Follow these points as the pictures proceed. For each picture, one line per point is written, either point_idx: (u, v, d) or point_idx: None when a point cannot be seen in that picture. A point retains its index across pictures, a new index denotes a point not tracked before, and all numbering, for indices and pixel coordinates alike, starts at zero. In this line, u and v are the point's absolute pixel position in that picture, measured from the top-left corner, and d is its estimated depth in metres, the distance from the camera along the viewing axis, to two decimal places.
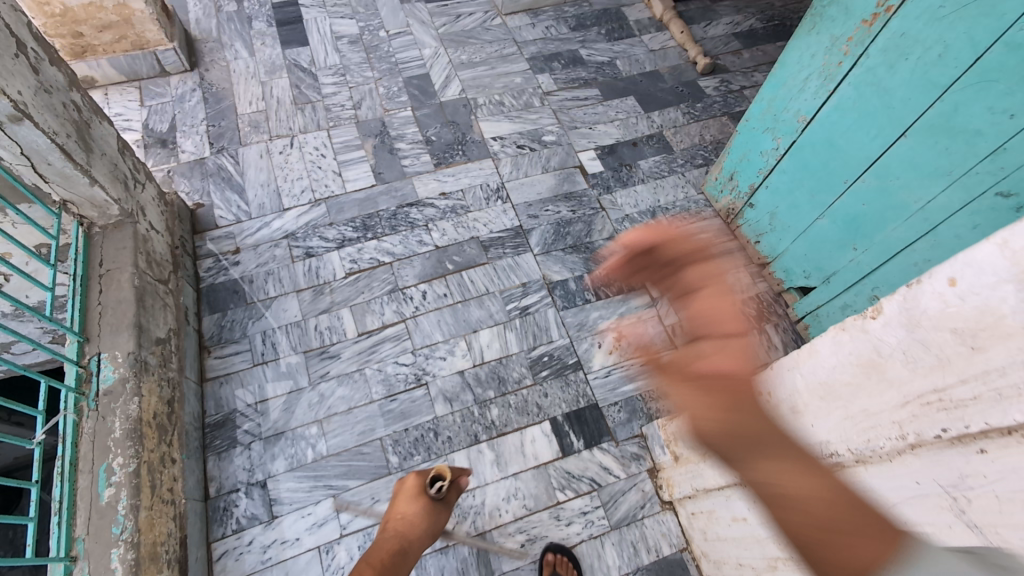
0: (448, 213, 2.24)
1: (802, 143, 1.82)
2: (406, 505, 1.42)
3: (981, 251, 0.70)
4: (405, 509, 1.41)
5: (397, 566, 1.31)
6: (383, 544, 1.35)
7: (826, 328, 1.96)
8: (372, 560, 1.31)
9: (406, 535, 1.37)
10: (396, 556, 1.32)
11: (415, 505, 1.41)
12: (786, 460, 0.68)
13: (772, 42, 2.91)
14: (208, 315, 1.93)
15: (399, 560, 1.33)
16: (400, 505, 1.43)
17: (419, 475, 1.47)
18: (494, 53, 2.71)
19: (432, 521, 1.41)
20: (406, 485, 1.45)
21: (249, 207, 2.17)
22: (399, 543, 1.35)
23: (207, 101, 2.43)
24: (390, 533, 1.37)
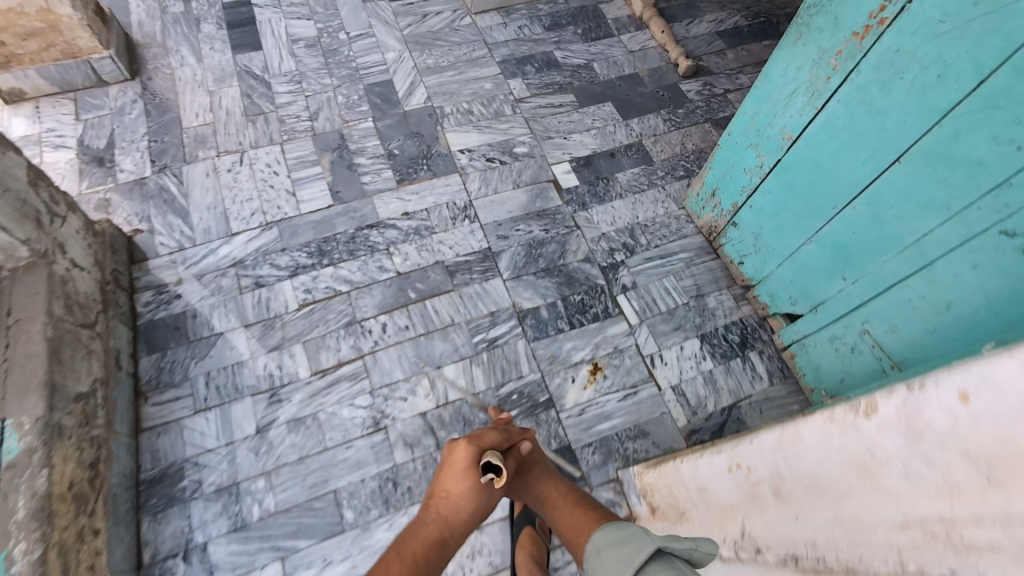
0: (411, 235, 2.08)
1: (787, 162, 1.68)
2: (453, 484, 1.21)
3: (1000, 369, 0.61)
4: (451, 487, 1.21)
5: (435, 558, 1.13)
6: (420, 531, 1.16)
7: (813, 359, 1.83)
8: (407, 548, 1.12)
9: (447, 519, 1.19)
10: (434, 546, 1.14)
11: (463, 483, 1.20)
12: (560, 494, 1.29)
13: (757, 41, 2.75)
14: (145, 356, 1.77)
15: (438, 552, 1.14)
16: (448, 482, 1.22)
17: (472, 445, 1.24)
18: (463, 57, 2.54)
19: (481, 501, 1.22)
20: (456, 457, 1.23)
21: (194, 232, 2.00)
22: (438, 530, 1.17)
23: (149, 114, 2.23)
24: (431, 516, 1.19)
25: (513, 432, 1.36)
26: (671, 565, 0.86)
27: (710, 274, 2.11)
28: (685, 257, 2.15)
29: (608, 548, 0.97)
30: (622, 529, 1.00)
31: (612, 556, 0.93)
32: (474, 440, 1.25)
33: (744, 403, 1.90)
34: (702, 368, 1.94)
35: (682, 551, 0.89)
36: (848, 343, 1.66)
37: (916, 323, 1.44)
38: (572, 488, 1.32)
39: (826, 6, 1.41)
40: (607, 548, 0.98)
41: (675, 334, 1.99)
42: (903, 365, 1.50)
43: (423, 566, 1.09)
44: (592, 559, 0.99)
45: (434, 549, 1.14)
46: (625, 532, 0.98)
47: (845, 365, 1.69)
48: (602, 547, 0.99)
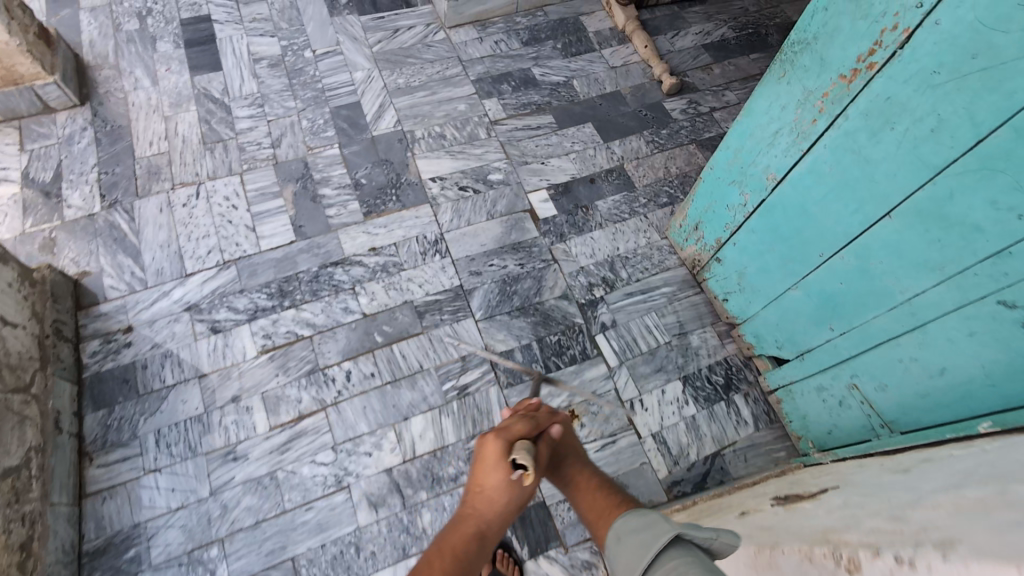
0: (379, 273, 1.97)
1: (772, 203, 1.58)
2: (487, 477, 1.22)
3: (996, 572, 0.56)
4: (485, 481, 1.22)
5: (477, 552, 1.12)
6: (459, 526, 1.17)
7: (800, 406, 1.75)
8: (447, 541, 1.12)
9: (484, 515, 1.20)
10: (473, 540, 1.14)
11: (499, 476, 1.20)
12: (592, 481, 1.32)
13: (745, 54, 2.63)
14: (91, 412, 1.67)
15: (478, 546, 1.14)
16: (482, 476, 1.23)
17: (502, 438, 1.24)
18: (435, 75, 2.41)
19: (517, 493, 1.22)
20: (488, 450, 1.23)
21: (146, 274, 1.88)
22: (476, 524, 1.17)
23: (100, 142, 2.10)
24: (470, 511, 1.20)
25: (540, 418, 1.35)
26: (687, 551, 0.91)
27: (693, 310, 2.02)
28: (667, 291, 2.05)
29: (629, 535, 1.03)
30: (639, 518, 1.05)
31: (636, 543, 0.98)
32: (504, 434, 1.26)
33: (728, 451, 1.81)
34: (684, 414, 1.85)
35: (702, 540, 0.93)
36: (837, 395, 1.57)
37: (907, 384, 1.35)
38: (597, 475, 1.36)
39: (812, 44, 1.30)
40: (627, 535, 1.04)
41: (656, 377, 1.90)
42: (894, 425, 1.42)
43: (468, 560, 1.09)
44: (612, 546, 1.05)
45: (474, 542, 1.14)
46: (641, 520, 1.04)
47: (834, 417, 1.61)
48: (622, 535, 1.05)
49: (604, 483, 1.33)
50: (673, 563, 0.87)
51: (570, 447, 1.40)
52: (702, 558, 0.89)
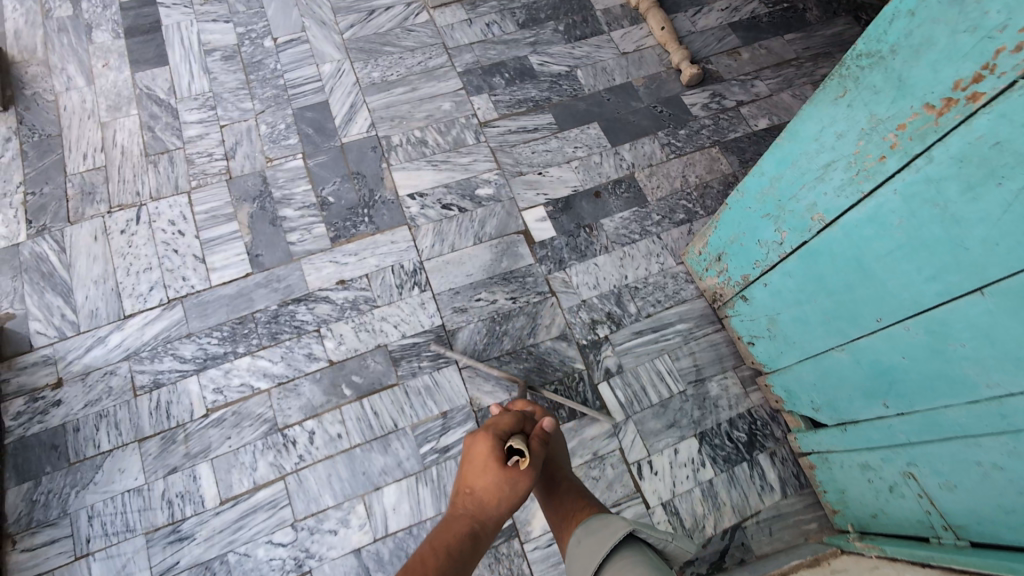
0: (347, 310, 1.70)
1: (816, 248, 1.29)
2: (478, 476, 0.95)
3: None
4: (477, 480, 0.95)
5: (470, 554, 0.85)
6: (447, 527, 0.90)
7: (837, 478, 1.50)
8: (435, 543, 0.85)
9: (477, 514, 0.92)
10: (468, 541, 0.87)
11: (492, 473, 0.94)
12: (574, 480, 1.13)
13: (779, 34, 2.24)
14: (15, 485, 1.46)
15: (472, 550, 0.87)
16: (469, 475, 0.97)
17: (493, 430, 1.00)
18: (416, 67, 2.07)
19: (514, 488, 0.95)
20: (476, 448, 0.98)
21: (78, 316, 1.63)
22: (471, 523, 0.90)
23: (27, 156, 1.82)
24: (455, 512, 0.93)
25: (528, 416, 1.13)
26: (640, 549, 0.88)
27: (713, 351, 1.74)
28: (682, 329, 1.77)
29: (587, 537, 0.93)
30: (598, 516, 0.98)
31: (589, 542, 0.91)
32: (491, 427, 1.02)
33: (750, 523, 1.56)
34: (699, 478, 1.60)
35: (653, 540, 0.91)
36: (886, 479, 1.32)
37: (983, 490, 1.10)
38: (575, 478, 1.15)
39: (886, 58, 1.00)
40: (586, 536, 0.93)
41: (668, 434, 1.64)
42: (959, 530, 1.17)
43: (461, 562, 0.82)
44: (571, 547, 0.94)
45: (468, 544, 0.86)
46: (599, 517, 0.97)
47: (881, 502, 1.36)
48: (582, 534, 0.94)
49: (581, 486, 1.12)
50: (627, 563, 0.84)
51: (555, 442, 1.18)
52: (654, 557, 0.87)
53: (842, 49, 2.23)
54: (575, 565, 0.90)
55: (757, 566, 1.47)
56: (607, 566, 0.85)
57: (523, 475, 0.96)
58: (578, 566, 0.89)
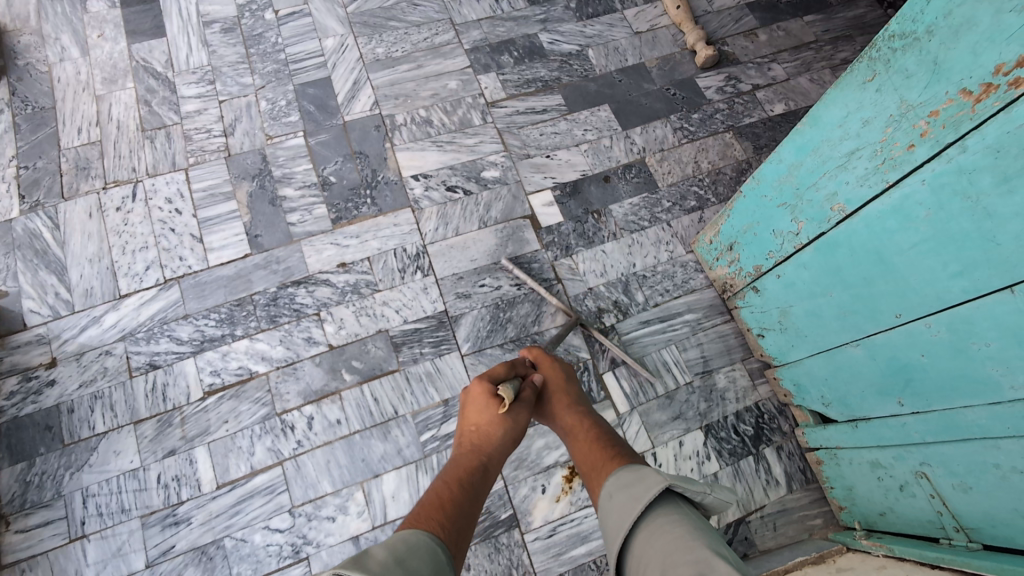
0: (348, 294, 1.66)
1: (834, 239, 1.24)
2: (479, 414, 1.05)
3: None
4: (478, 419, 1.04)
5: (480, 486, 0.95)
6: (458, 462, 0.98)
7: (845, 475, 1.47)
8: (448, 477, 0.93)
9: (483, 449, 1.01)
10: (478, 474, 0.96)
11: (491, 411, 1.04)
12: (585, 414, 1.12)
13: (799, 15, 2.15)
14: (9, 466, 1.42)
15: (481, 481, 0.96)
16: (471, 416, 1.06)
17: (487, 376, 1.10)
18: (422, 44, 2.00)
19: (514, 423, 1.05)
20: (473, 392, 1.07)
21: (72, 295, 1.59)
22: (479, 457, 1.00)
23: (19, 129, 1.77)
24: (464, 448, 1.02)
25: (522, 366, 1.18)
26: (677, 506, 0.81)
27: (721, 342, 1.70)
28: (690, 320, 1.73)
29: (619, 491, 0.86)
30: (628, 468, 0.90)
31: (623, 499, 0.84)
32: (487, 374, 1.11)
33: (754, 517, 1.54)
34: (704, 471, 1.57)
35: (690, 494, 0.83)
36: (897, 478, 1.29)
37: (999, 494, 1.06)
38: (593, 415, 1.12)
39: (920, 40, 0.94)
40: (618, 491, 0.86)
41: (673, 426, 1.61)
42: (972, 532, 1.14)
43: (472, 493, 0.92)
44: (603, 502, 0.88)
45: (477, 477, 0.95)
46: (631, 469, 0.89)
47: (889, 501, 1.34)
48: (613, 489, 0.87)
49: (598, 424, 1.09)
50: (669, 522, 0.77)
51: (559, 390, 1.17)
52: (692, 514, 0.80)
53: (863, 31, 2.15)
54: (606, 524, 0.84)
55: (761, 561, 1.45)
56: (641, 527, 0.79)
57: (518, 412, 1.07)
58: (611, 526, 0.82)
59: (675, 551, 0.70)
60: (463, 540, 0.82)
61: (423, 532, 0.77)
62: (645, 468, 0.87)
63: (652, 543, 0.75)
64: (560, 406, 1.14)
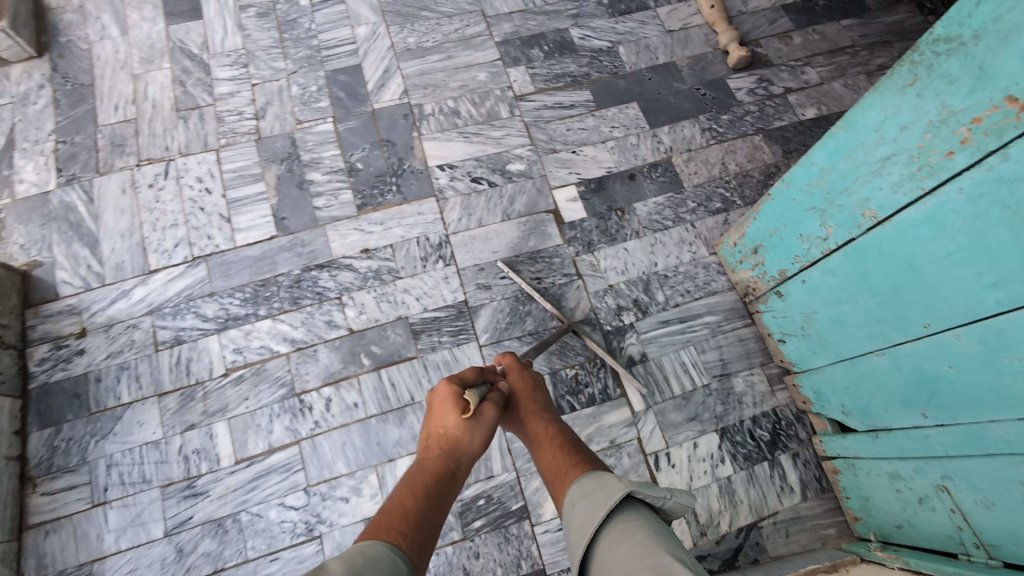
0: (369, 280, 1.68)
1: (864, 246, 1.22)
2: (445, 417, 0.95)
3: None
4: (445, 422, 0.94)
5: (447, 492, 0.84)
6: (422, 467, 0.87)
7: (862, 486, 1.45)
8: (412, 484, 0.82)
9: (450, 453, 0.91)
10: (446, 479, 0.86)
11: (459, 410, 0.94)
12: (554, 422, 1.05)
13: (836, 19, 2.12)
14: (37, 431, 1.46)
15: (448, 488, 0.85)
16: (436, 418, 0.96)
17: (453, 377, 1.00)
18: (453, 35, 2.01)
19: (484, 426, 0.96)
20: (439, 394, 0.98)
21: (103, 268, 1.63)
22: (448, 461, 0.89)
23: (59, 104, 1.81)
24: (430, 453, 0.91)
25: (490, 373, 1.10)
26: (638, 512, 0.77)
27: (740, 346, 1.69)
28: (710, 322, 1.71)
29: (580, 499, 0.82)
30: (590, 475, 0.86)
31: (583, 508, 0.79)
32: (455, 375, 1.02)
33: (766, 523, 1.53)
34: (718, 474, 1.56)
35: (652, 499, 0.80)
36: (916, 490, 1.28)
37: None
38: (563, 423, 1.05)
39: (967, 45, 0.92)
40: (579, 499, 0.82)
41: (688, 427, 1.60)
42: (992, 549, 1.12)
43: (439, 501, 0.81)
44: (564, 512, 0.83)
45: (446, 483, 0.85)
46: (592, 476, 0.85)
47: (908, 514, 1.32)
48: (574, 497, 0.83)
49: (565, 432, 1.03)
50: (629, 528, 0.73)
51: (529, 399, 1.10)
52: (653, 521, 0.77)
53: (901, 38, 2.11)
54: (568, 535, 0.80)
55: (772, 567, 1.44)
56: (602, 535, 0.75)
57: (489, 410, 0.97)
58: (572, 536, 0.78)
59: (635, 559, 0.66)
60: (428, 551, 0.72)
61: (382, 544, 0.68)
62: (606, 474, 0.83)
63: (612, 554, 0.71)
64: (527, 413, 1.06)
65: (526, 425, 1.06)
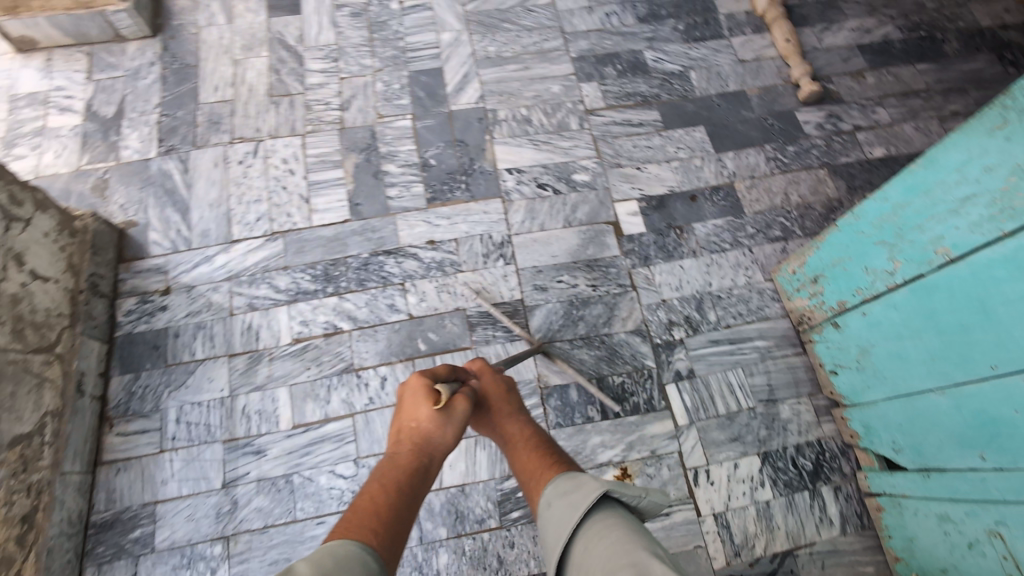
0: (432, 269, 1.75)
1: (932, 283, 1.23)
2: (414, 411, 1.01)
3: None
4: (415, 416, 1.00)
5: (418, 487, 0.91)
6: (394, 462, 0.94)
7: (908, 525, 1.44)
8: (382, 482, 0.89)
9: (420, 448, 0.97)
10: (416, 475, 0.92)
11: (428, 406, 0.99)
12: (524, 424, 1.10)
13: (911, 62, 2.13)
14: (118, 375, 1.57)
15: (418, 483, 0.91)
16: (407, 414, 1.01)
17: (424, 372, 1.06)
18: (531, 47, 2.10)
19: (454, 420, 1.01)
20: (409, 390, 1.03)
21: (191, 233, 1.75)
22: (419, 457, 0.95)
23: (166, 81, 1.96)
24: (401, 447, 0.97)
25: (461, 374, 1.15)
26: (613, 510, 0.82)
27: (790, 374, 1.69)
28: (761, 346, 1.72)
29: (557, 500, 0.87)
30: (564, 478, 0.91)
31: (561, 509, 0.84)
32: (426, 371, 1.07)
33: (802, 552, 1.52)
34: (756, 497, 1.56)
35: (627, 498, 0.85)
36: (966, 534, 1.26)
37: None
38: (535, 425, 1.11)
39: None
40: (556, 500, 0.87)
41: (730, 447, 1.61)
42: None
43: (408, 498, 0.87)
44: (541, 512, 0.88)
45: (416, 478, 0.91)
46: (568, 477, 0.90)
47: (954, 557, 1.30)
48: (550, 498, 0.88)
49: (537, 433, 1.09)
50: (604, 526, 0.78)
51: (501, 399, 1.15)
52: (627, 518, 0.81)
53: (978, 86, 2.10)
54: (545, 536, 0.84)
55: None
56: (579, 535, 0.79)
57: (460, 404, 1.02)
58: (549, 537, 0.83)
59: (612, 555, 0.70)
60: (397, 547, 0.78)
61: (350, 549, 0.72)
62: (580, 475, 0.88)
63: (588, 552, 0.75)
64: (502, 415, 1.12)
65: (501, 427, 1.11)
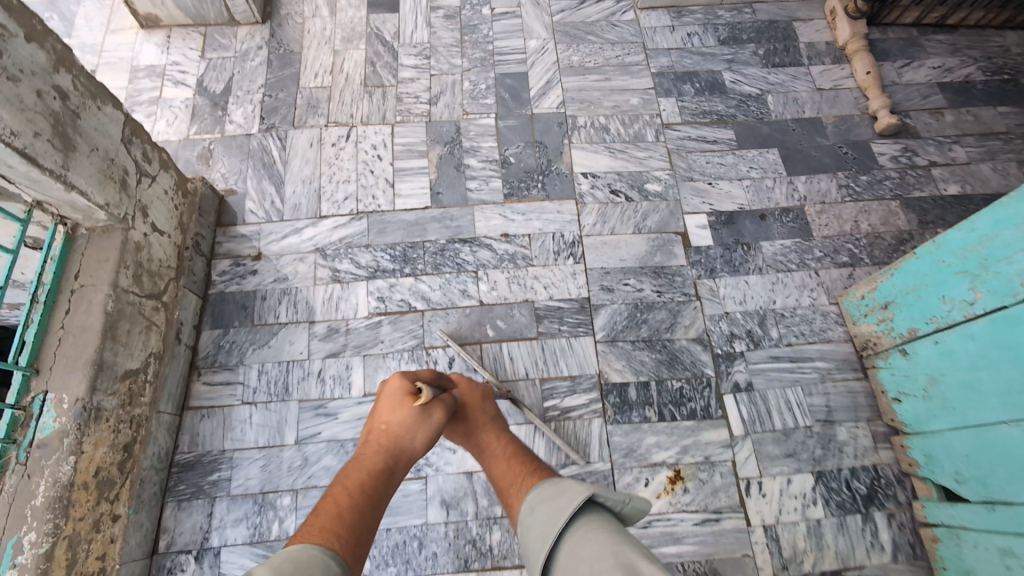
0: (505, 261, 1.83)
1: (1017, 314, 1.24)
2: (389, 413, 1.15)
3: None
4: (388, 418, 1.14)
5: (384, 484, 1.02)
6: (367, 461, 1.06)
7: (965, 557, 1.43)
8: (351, 479, 1.00)
9: (389, 449, 1.09)
10: (383, 474, 1.04)
11: (402, 410, 1.13)
12: (498, 435, 1.22)
13: (991, 104, 2.13)
14: (208, 329, 1.68)
15: (384, 482, 1.03)
16: (383, 417, 1.15)
17: (403, 377, 1.20)
18: (613, 60, 2.18)
19: (425, 424, 1.13)
20: (387, 395, 1.18)
21: (283, 206, 1.87)
22: (386, 458, 1.07)
23: (271, 64, 2.11)
24: (374, 446, 1.10)
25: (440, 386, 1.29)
26: (598, 514, 0.86)
27: (849, 398, 1.70)
28: (821, 367, 1.74)
29: (542, 506, 0.92)
30: (548, 486, 0.96)
31: (546, 515, 0.89)
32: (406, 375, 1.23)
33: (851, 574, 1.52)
34: (808, 514, 1.57)
35: (611, 503, 0.89)
36: None
37: None
38: (509, 436, 1.22)
39: None
40: (542, 507, 0.92)
41: (784, 462, 1.62)
42: None
43: (374, 493, 0.99)
44: (525, 519, 0.93)
45: (383, 476, 1.03)
46: (552, 486, 0.96)
47: None
48: (534, 506, 0.93)
49: (512, 444, 1.19)
50: (587, 528, 0.82)
51: (476, 411, 1.27)
52: (611, 522, 0.85)
53: None
54: (530, 538, 0.88)
55: None
56: (564, 538, 0.83)
57: (434, 410, 1.15)
58: (533, 543, 0.88)
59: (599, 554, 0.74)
60: (361, 539, 0.86)
61: (317, 538, 0.80)
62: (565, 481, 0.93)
63: (574, 553, 0.79)
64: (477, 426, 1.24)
65: (477, 436, 1.23)
